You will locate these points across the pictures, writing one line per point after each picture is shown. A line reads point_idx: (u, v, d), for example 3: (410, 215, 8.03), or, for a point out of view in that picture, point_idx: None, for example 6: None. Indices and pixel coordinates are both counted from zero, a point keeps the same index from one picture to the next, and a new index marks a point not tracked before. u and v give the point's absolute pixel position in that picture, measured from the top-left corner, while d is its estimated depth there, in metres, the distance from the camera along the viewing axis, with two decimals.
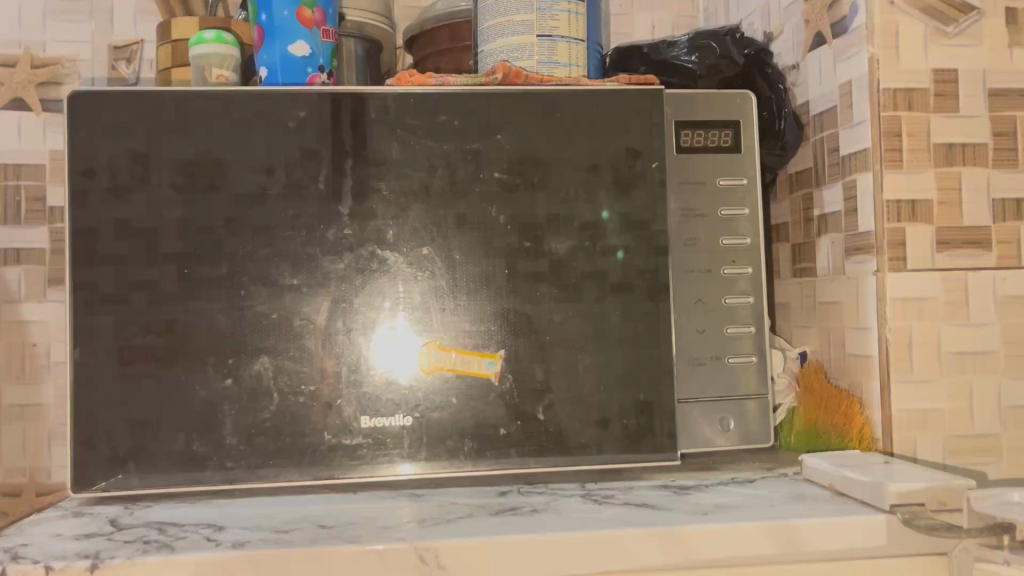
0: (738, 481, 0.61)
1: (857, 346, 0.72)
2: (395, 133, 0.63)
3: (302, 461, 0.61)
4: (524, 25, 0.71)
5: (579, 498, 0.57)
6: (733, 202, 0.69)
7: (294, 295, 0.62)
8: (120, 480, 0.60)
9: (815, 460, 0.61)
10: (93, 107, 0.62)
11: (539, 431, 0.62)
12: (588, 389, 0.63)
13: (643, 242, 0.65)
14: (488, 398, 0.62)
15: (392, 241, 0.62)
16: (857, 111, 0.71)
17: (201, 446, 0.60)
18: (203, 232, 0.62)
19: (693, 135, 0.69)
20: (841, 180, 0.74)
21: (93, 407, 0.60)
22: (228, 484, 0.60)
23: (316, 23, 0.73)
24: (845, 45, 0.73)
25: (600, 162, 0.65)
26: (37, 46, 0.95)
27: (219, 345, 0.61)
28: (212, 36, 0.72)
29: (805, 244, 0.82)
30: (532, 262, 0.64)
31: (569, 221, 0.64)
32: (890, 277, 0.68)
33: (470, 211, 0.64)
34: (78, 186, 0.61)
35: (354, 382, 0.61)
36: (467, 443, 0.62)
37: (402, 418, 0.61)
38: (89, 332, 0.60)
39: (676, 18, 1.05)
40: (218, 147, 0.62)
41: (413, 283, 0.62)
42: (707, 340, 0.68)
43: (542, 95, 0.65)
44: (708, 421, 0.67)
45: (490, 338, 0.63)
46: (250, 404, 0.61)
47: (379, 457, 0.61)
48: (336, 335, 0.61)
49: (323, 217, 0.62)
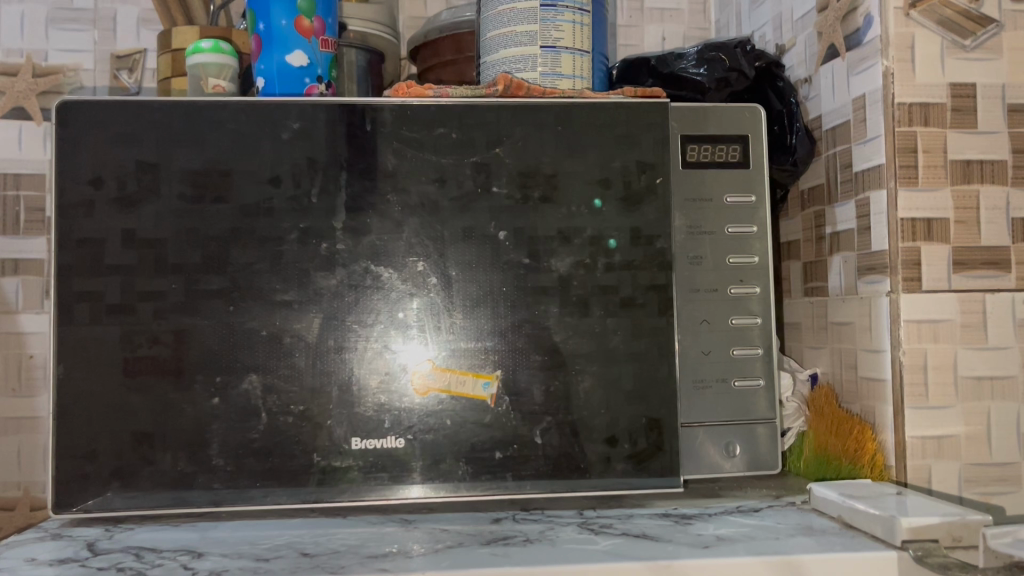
0: (743, 510, 0.59)
1: (870, 370, 0.69)
2: (392, 145, 0.61)
3: (291, 483, 0.59)
4: (529, 36, 0.70)
5: (575, 527, 0.54)
6: (742, 219, 0.66)
7: (286, 312, 0.60)
8: (103, 501, 0.58)
9: (823, 490, 0.58)
10: (84, 117, 0.60)
11: (536, 455, 0.60)
12: (589, 413, 0.61)
13: (648, 260, 0.63)
14: (484, 420, 0.60)
15: (386, 257, 0.61)
16: (872, 126, 0.69)
17: (188, 466, 0.58)
18: (192, 246, 0.60)
19: (700, 149, 0.66)
20: (853, 198, 0.72)
21: (79, 425, 0.58)
22: (214, 506, 0.58)
23: (315, 32, 0.71)
24: (860, 58, 0.71)
25: (604, 178, 0.63)
26: (39, 55, 0.94)
27: (208, 363, 0.59)
28: (209, 44, 0.71)
29: (817, 262, 0.79)
30: (531, 278, 0.62)
31: (571, 237, 0.62)
32: (904, 298, 0.65)
33: (468, 226, 0.62)
34: (70, 195, 0.59)
35: (346, 402, 0.59)
36: (461, 466, 0.59)
37: (395, 440, 0.59)
38: (76, 347, 0.59)
39: (688, 30, 1.03)
40: (208, 159, 0.60)
41: (408, 300, 0.60)
42: (713, 362, 0.65)
43: (544, 108, 0.63)
44: (714, 445, 0.64)
45: (486, 358, 0.60)
46: (239, 423, 0.59)
47: (370, 480, 0.59)
48: (328, 353, 0.60)
49: (316, 231, 0.60)
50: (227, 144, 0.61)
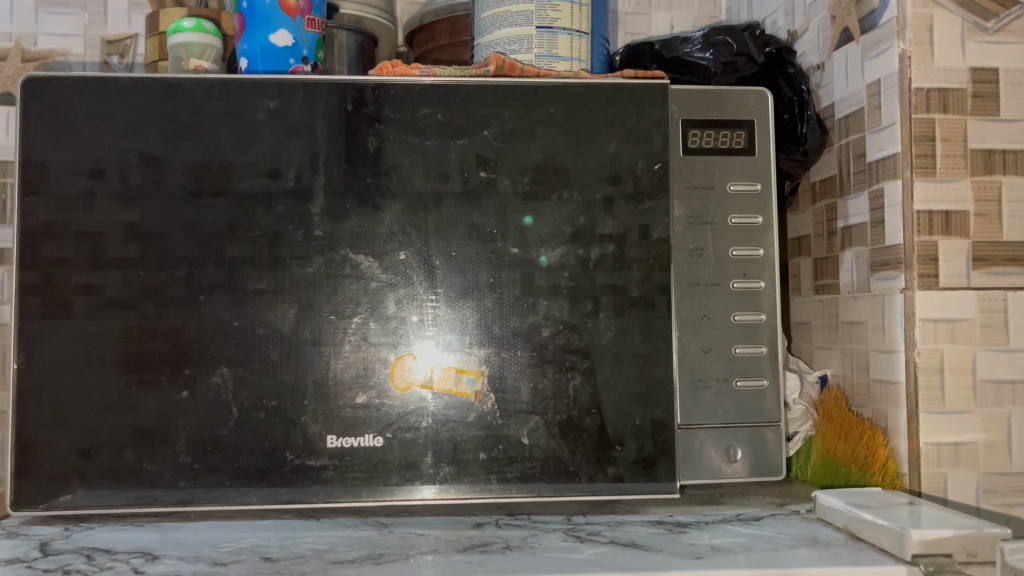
0: (743, 518, 0.55)
1: (882, 372, 0.65)
2: (374, 126, 0.58)
3: (262, 483, 0.55)
4: (524, 16, 0.66)
5: (560, 534, 0.51)
6: (747, 209, 0.62)
7: (258, 301, 0.57)
8: (65, 499, 0.55)
9: (827, 497, 0.54)
10: (50, 94, 0.57)
11: (522, 456, 0.57)
12: (578, 412, 0.57)
13: (644, 252, 0.59)
14: (468, 420, 0.56)
15: (366, 245, 0.57)
16: (887, 114, 0.65)
17: (153, 464, 0.55)
18: (161, 232, 0.57)
19: (703, 135, 0.62)
20: (867, 189, 0.68)
21: (40, 418, 0.55)
22: (181, 506, 0.55)
23: (301, 12, 0.68)
24: (875, 42, 0.67)
25: (599, 164, 0.59)
26: (28, 39, 0.91)
27: (177, 354, 0.56)
28: (191, 24, 0.68)
29: (827, 258, 0.75)
30: (520, 269, 0.58)
31: (562, 226, 0.59)
32: (919, 295, 0.62)
33: (453, 214, 0.58)
34: (34, 176, 0.56)
35: (321, 398, 0.56)
36: (442, 467, 0.56)
37: (373, 438, 0.56)
38: (38, 336, 0.55)
39: (697, 17, 0.99)
40: (180, 140, 0.57)
41: (388, 291, 0.57)
42: (715, 361, 0.61)
43: (536, 89, 0.60)
44: (715, 449, 0.60)
45: (471, 352, 0.57)
46: (208, 418, 0.56)
47: (347, 480, 0.55)
48: (304, 345, 0.56)
49: (292, 217, 0.57)
50: (200, 125, 0.57)
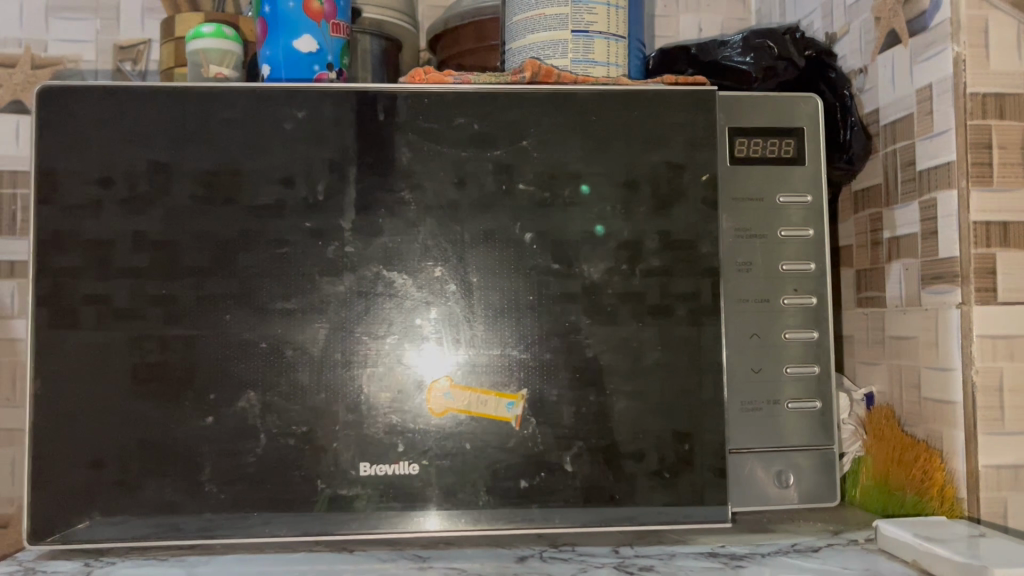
0: (800, 550, 0.52)
1: (936, 391, 0.62)
2: (406, 136, 0.55)
3: (291, 514, 0.52)
4: (559, 19, 0.63)
5: (612, 571, 0.48)
6: (797, 222, 0.59)
7: (287, 321, 0.54)
8: (83, 531, 0.52)
9: (891, 528, 0.51)
10: (69, 104, 0.54)
11: (566, 485, 0.54)
12: (622, 437, 0.54)
13: (691, 267, 0.56)
14: (508, 445, 0.53)
15: (399, 260, 0.54)
16: (939, 120, 0.62)
17: (176, 494, 0.52)
18: (187, 249, 0.54)
19: (751, 143, 0.59)
20: (917, 199, 0.65)
21: (55, 445, 0.52)
22: (206, 538, 0.52)
23: (325, 16, 0.65)
24: (924, 45, 0.64)
25: (642, 175, 0.56)
26: (38, 46, 0.89)
27: (202, 377, 0.53)
28: (211, 29, 0.65)
29: (872, 270, 0.72)
30: (561, 285, 0.55)
31: (604, 241, 0.56)
32: (977, 310, 0.59)
33: (490, 229, 0.55)
34: (47, 193, 0.53)
35: (353, 424, 0.53)
36: (482, 496, 0.53)
37: (408, 466, 0.53)
38: (51, 360, 0.52)
39: (726, 20, 0.97)
40: (205, 154, 0.54)
41: (424, 309, 0.54)
42: (765, 381, 0.58)
43: (576, 96, 0.57)
44: (766, 474, 0.57)
45: (511, 374, 0.54)
46: (234, 446, 0.53)
47: (380, 510, 0.53)
48: (335, 367, 0.53)
49: (320, 232, 0.54)
50: (225, 136, 0.55)
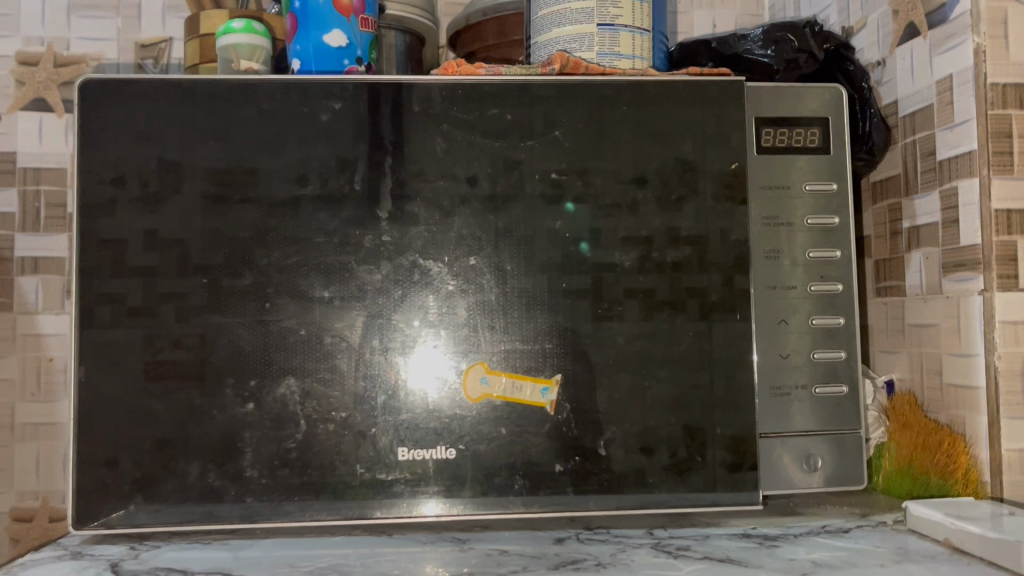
0: (830, 530, 0.53)
1: (958, 376, 0.63)
2: (441, 128, 0.56)
3: (331, 498, 0.53)
4: (585, 13, 0.64)
5: (650, 550, 0.49)
6: (823, 210, 0.60)
7: (324, 310, 0.55)
8: (127, 516, 0.52)
9: (920, 508, 0.52)
10: (109, 97, 0.55)
11: (599, 468, 0.55)
12: (655, 422, 0.56)
13: (721, 255, 0.57)
14: (543, 430, 0.54)
15: (435, 249, 0.55)
16: (959, 110, 0.63)
17: (218, 479, 0.53)
18: (226, 240, 0.55)
19: (777, 133, 0.60)
20: (937, 188, 0.66)
21: (99, 432, 0.53)
22: (247, 522, 0.53)
23: (354, 11, 0.66)
24: (943, 36, 0.65)
25: (671, 165, 0.58)
26: (61, 44, 0.88)
27: (242, 365, 0.54)
28: (242, 25, 0.66)
29: (891, 260, 0.73)
30: (594, 273, 0.56)
31: (636, 230, 0.57)
32: (999, 297, 0.60)
33: (523, 218, 0.56)
34: (88, 185, 0.54)
35: (391, 410, 0.54)
36: (517, 480, 0.54)
37: (444, 450, 0.54)
38: (95, 349, 0.53)
39: (740, 15, 0.98)
40: (242, 146, 0.55)
41: (459, 296, 0.55)
42: (794, 367, 0.59)
43: (606, 88, 0.58)
44: (794, 458, 0.59)
45: (545, 360, 0.55)
46: (275, 433, 0.53)
47: (417, 494, 0.53)
48: (373, 355, 0.54)
49: (357, 221, 0.55)
50: (263, 128, 0.56)
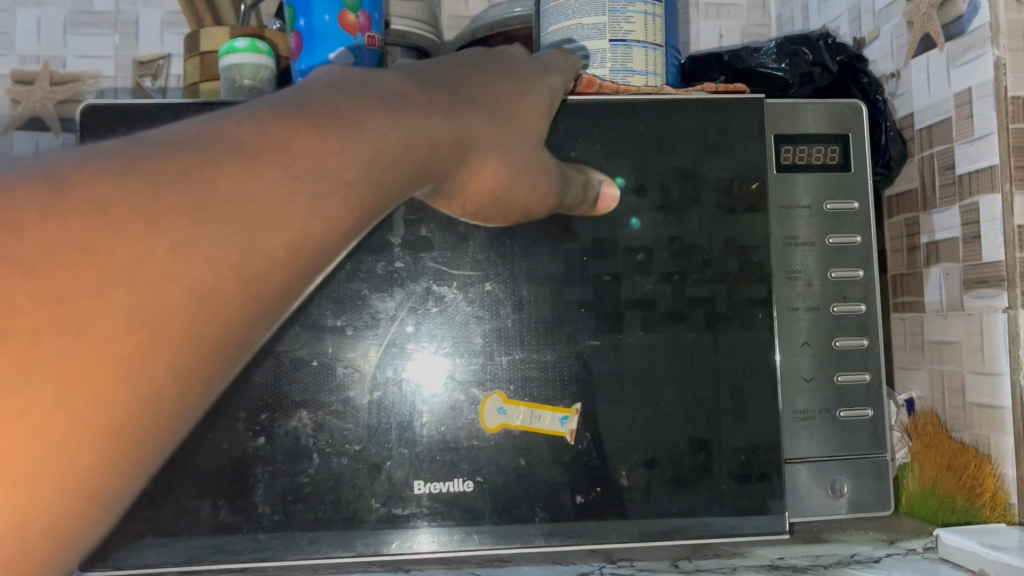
0: (860, 561, 0.52)
1: (983, 396, 0.62)
2: None
3: (345, 534, 0.52)
4: (597, 29, 0.63)
5: None
6: (845, 229, 0.59)
7: (338, 339, 0.53)
8: (136, 556, 0.51)
9: (952, 536, 0.51)
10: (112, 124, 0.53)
11: (621, 498, 0.53)
12: (677, 450, 0.54)
13: (741, 278, 0.56)
14: (563, 460, 0.53)
15: (450, 274, 0.54)
16: (980, 123, 0.62)
17: (230, 516, 0.51)
18: None
19: (795, 151, 0.60)
20: (957, 203, 0.65)
21: None
22: (259, 561, 0.51)
23: (360, 28, 0.65)
24: (962, 49, 0.63)
25: (688, 186, 0.56)
26: (57, 62, 0.86)
27: (253, 397, 0.52)
28: (245, 44, 0.65)
29: (908, 275, 0.72)
30: (614, 297, 0.55)
31: (655, 253, 0.55)
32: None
33: (539, 241, 0.55)
34: None
35: (406, 441, 0.52)
36: (537, 512, 0.53)
37: (462, 483, 0.52)
38: None
39: (746, 26, 0.96)
40: None
41: (475, 323, 0.54)
42: (816, 390, 0.58)
43: (622, 107, 0.56)
44: (818, 484, 0.57)
45: (564, 388, 0.54)
46: (288, 467, 0.52)
47: (435, 529, 0.52)
48: (387, 386, 0.53)
49: (369, 247, 0.54)
50: None
